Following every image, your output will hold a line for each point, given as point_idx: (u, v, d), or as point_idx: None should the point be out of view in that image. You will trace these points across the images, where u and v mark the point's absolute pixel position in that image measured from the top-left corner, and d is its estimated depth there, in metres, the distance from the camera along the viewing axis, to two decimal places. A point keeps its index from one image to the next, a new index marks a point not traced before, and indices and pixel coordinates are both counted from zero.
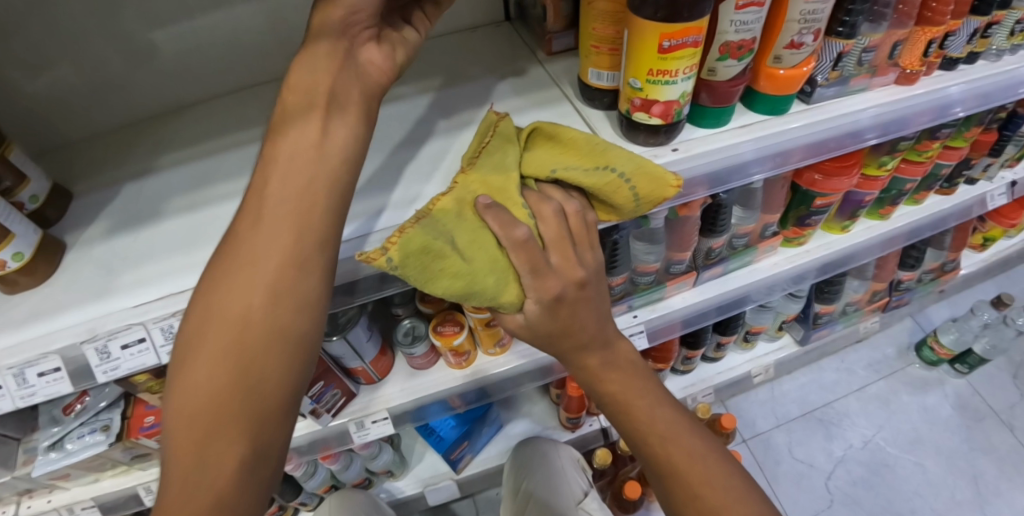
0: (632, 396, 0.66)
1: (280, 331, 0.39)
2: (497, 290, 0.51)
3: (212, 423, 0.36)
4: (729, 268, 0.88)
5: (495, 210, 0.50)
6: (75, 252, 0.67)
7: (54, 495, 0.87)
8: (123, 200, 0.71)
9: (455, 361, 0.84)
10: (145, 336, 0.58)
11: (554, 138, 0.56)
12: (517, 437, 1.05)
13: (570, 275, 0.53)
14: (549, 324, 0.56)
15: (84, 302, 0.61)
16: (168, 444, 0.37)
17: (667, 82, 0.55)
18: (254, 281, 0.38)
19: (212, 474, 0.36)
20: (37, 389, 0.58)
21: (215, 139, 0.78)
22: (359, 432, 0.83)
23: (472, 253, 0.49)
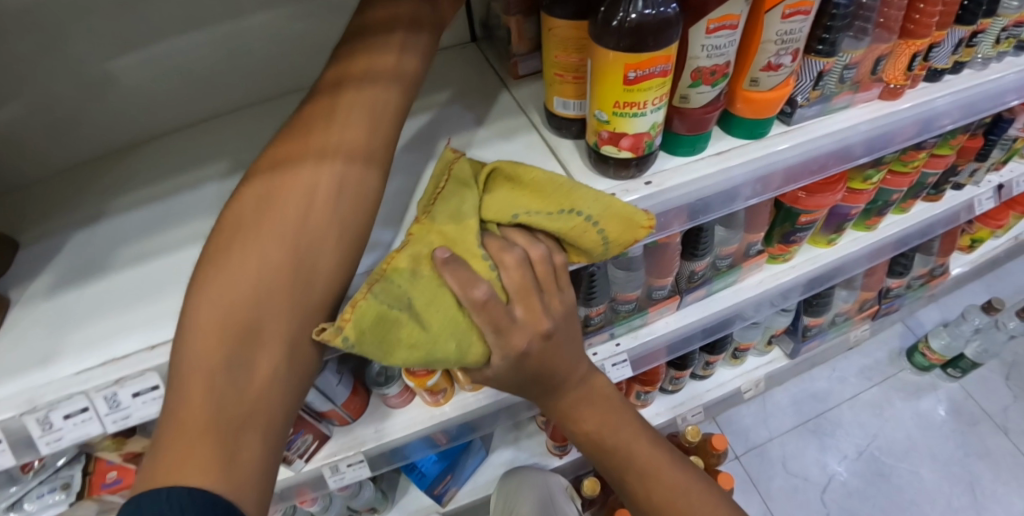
0: (613, 433, 0.62)
1: (306, 266, 0.41)
2: (460, 352, 0.48)
3: (258, 312, 0.38)
4: (712, 289, 0.85)
5: (452, 267, 0.46)
6: (19, 309, 0.61)
7: None
8: (73, 250, 0.66)
9: (431, 399, 0.80)
10: (89, 405, 0.53)
11: (514, 179, 0.52)
12: (504, 466, 1.02)
13: (535, 327, 0.50)
14: (517, 376, 0.53)
15: (27, 367, 0.55)
16: (205, 328, 0.37)
17: (636, 114, 0.52)
18: (284, 222, 0.41)
19: (256, 358, 0.37)
20: None
21: (172, 178, 0.73)
22: (335, 475, 0.79)
23: (431, 318, 0.46)
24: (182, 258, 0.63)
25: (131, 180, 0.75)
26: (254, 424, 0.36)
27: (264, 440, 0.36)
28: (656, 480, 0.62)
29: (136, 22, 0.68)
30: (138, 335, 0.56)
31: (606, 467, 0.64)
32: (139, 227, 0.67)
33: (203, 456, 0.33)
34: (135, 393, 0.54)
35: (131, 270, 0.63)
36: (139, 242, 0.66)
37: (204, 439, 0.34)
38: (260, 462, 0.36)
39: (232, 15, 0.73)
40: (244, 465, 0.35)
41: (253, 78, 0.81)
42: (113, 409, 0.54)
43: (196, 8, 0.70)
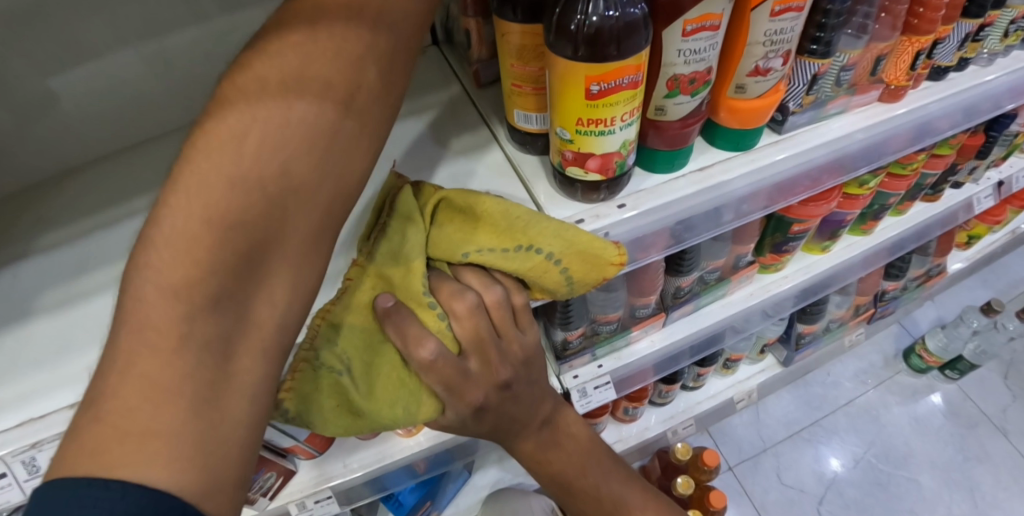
0: (583, 473, 0.57)
1: (316, 203, 0.30)
2: (404, 419, 0.43)
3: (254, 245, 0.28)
4: (699, 304, 0.79)
5: (398, 325, 0.41)
6: None
7: None
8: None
9: (402, 430, 0.75)
10: (5, 471, 0.46)
11: (465, 211, 0.45)
12: (487, 487, 0.98)
13: (492, 379, 0.45)
14: (473, 427, 0.48)
15: None
16: (173, 253, 0.26)
17: (602, 132, 0.46)
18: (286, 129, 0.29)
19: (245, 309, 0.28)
20: None
21: (109, 207, 0.65)
22: (301, 512, 0.75)
23: (369, 383, 0.42)
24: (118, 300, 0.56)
25: (65, 213, 0.65)
26: (237, 387, 0.27)
27: (248, 411, 0.28)
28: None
29: (80, 34, 0.57)
30: (55, 398, 0.48)
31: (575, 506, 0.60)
32: (70, 267, 0.59)
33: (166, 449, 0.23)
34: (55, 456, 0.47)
35: (52, 318, 0.55)
36: (67, 285, 0.58)
37: (172, 413, 0.24)
38: (240, 449, 0.27)
39: (188, 21, 0.62)
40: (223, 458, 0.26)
41: (205, 90, 0.71)
42: (33, 474, 0.48)
43: (145, 16, 0.59)
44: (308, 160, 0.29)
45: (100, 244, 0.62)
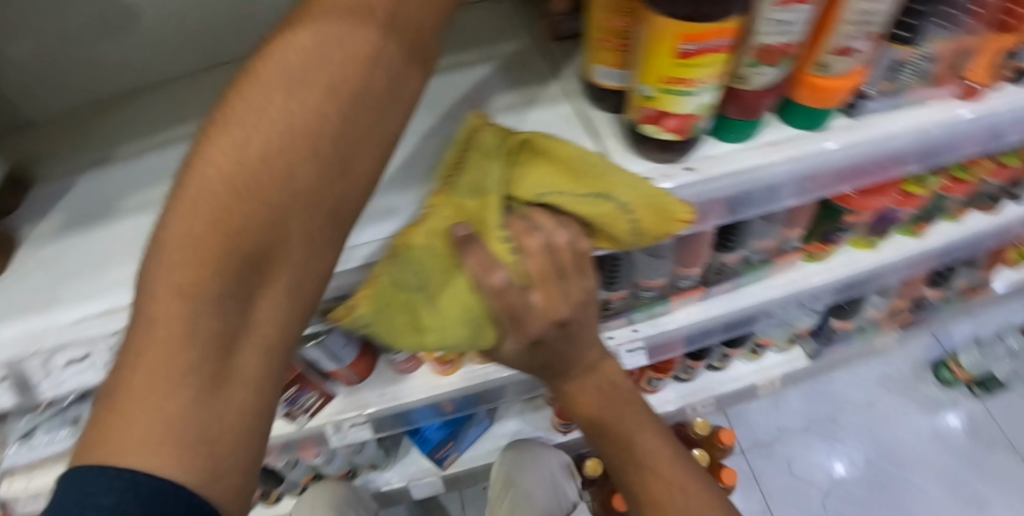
0: (618, 424, 0.59)
1: (309, 218, 0.33)
2: (464, 342, 0.47)
3: (255, 256, 0.31)
4: (741, 282, 0.81)
5: (471, 254, 0.43)
6: (31, 248, 0.60)
7: (32, 479, 0.82)
8: (81, 196, 0.63)
9: (439, 367, 0.77)
10: (89, 352, 0.56)
11: (544, 153, 0.47)
12: (506, 437, 1.00)
13: (549, 315, 0.47)
14: (528, 359, 0.51)
15: (36, 308, 0.55)
16: (172, 264, 0.30)
17: (686, 93, 0.47)
18: (279, 151, 0.31)
19: (237, 313, 0.32)
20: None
21: (187, 123, 0.68)
22: (336, 434, 0.78)
23: (435, 307, 0.45)
24: None
25: (147, 125, 0.69)
26: (235, 384, 0.32)
27: (246, 401, 0.33)
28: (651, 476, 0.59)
29: None
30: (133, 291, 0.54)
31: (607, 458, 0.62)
32: (151, 176, 0.63)
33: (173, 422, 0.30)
34: None
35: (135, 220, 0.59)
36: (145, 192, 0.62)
37: (173, 404, 0.30)
38: (240, 430, 0.33)
39: None
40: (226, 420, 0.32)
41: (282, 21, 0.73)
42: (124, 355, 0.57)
43: None
44: (303, 189, 0.32)
45: (177, 159, 0.65)
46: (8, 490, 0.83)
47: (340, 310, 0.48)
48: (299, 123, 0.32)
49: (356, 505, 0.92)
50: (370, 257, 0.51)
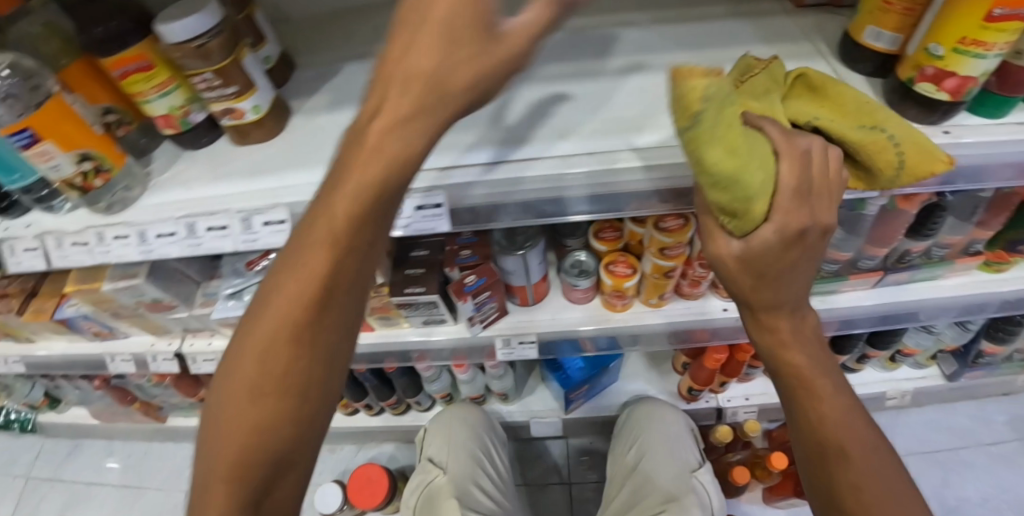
0: (820, 380, 0.48)
1: (308, 343, 0.38)
2: (754, 195, 0.37)
3: (276, 390, 0.38)
4: (916, 276, 0.82)
5: (773, 124, 0.39)
6: (304, 116, 0.66)
7: (213, 339, 0.92)
8: (346, 79, 0.69)
9: (612, 302, 0.80)
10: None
11: (817, 89, 0.51)
12: (629, 395, 1.04)
13: (777, 258, 0.41)
14: (767, 258, 0.41)
15: (315, 164, 0.60)
16: (226, 403, 0.38)
17: (977, 56, 0.49)
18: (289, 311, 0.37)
19: (263, 428, 0.37)
20: (259, 237, 0.59)
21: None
22: (504, 349, 0.84)
23: (748, 142, 0.37)
24: None
25: None
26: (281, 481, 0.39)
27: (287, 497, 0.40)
28: (851, 451, 0.46)
29: None
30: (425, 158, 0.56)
31: (794, 421, 0.50)
32: None
33: (261, 412, 0.37)
34: (418, 207, 0.55)
35: None
36: None
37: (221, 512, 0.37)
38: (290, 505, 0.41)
39: None
40: (299, 419, 0.39)
41: None
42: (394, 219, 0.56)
43: None
44: (303, 337, 0.37)
45: None
46: (192, 347, 0.92)
47: (681, 65, 0.36)
48: (307, 275, 0.36)
49: (490, 430, 1.03)
50: (651, 157, 0.53)
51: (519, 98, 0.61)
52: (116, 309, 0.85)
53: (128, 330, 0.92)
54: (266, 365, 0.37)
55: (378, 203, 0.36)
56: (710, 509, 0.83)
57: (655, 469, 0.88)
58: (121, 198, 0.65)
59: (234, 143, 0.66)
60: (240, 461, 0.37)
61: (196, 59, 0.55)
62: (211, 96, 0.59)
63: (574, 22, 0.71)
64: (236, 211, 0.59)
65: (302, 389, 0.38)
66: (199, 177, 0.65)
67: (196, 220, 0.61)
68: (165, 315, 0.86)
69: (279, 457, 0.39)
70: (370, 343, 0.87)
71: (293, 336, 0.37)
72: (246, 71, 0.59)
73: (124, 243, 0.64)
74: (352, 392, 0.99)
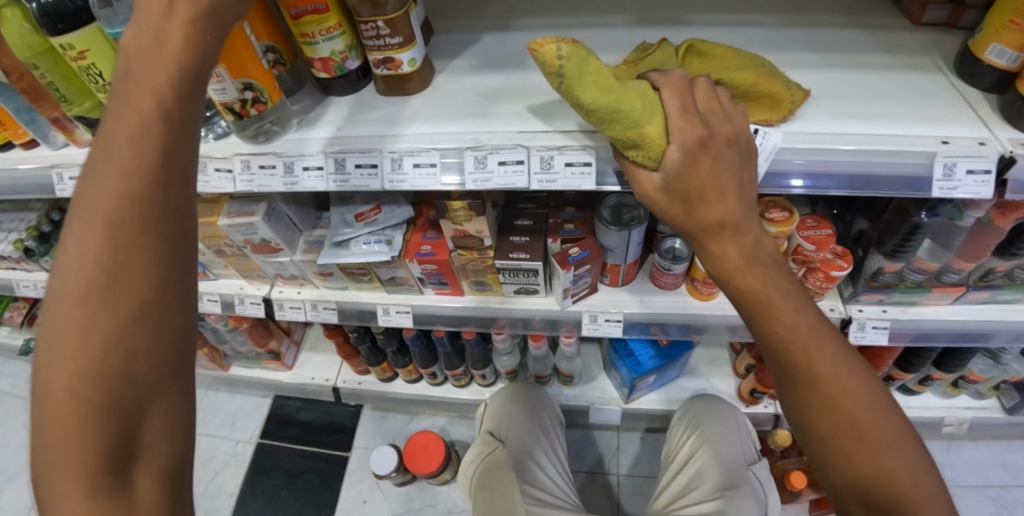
0: (813, 348, 0.47)
1: (161, 221, 0.34)
2: (639, 118, 0.51)
3: (102, 276, 0.32)
4: (996, 297, 0.84)
5: (661, 74, 0.55)
6: (449, 76, 0.71)
7: (302, 288, 0.95)
8: (486, 46, 0.74)
9: (703, 290, 0.83)
10: (524, 159, 0.60)
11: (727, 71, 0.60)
12: (688, 392, 1.06)
13: (716, 214, 0.50)
14: (686, 178, 0.50)
15: (468, 117, 0.64)
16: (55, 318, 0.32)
17: None
18: (113, 183, 0.33)
19: (105, 320, 0.32)
20: (408, 178, 0.63)
21: (572, 14, 0.78)
22: (589, 324, 0.85)
23: (620, 86, 0.53)
24: None
25: (536, 8, 0.80)
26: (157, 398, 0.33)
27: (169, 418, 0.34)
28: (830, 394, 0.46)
29: None
30: (571, 121, 0.62)
31: (785, 395, 0.50)
32: None
33: (104, 338, 0.32)
34: (568, 163, 0.59)
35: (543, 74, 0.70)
36: None
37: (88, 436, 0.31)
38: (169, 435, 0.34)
39: None
40: (155, 353, 0.33)
41: None
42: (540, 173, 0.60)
43: None
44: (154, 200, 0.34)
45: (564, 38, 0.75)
46: (280, 294, 0.95)
47: (536, 40, 0.52)
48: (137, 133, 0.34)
49: (551, 413, 1.02)
50: None
51: None
52: (221, 247, 0.89)
53: (221, 272, 0.96)
54: (95, 293, 0.32)
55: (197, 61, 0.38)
56: (762, 497, 0.87)
57: (715, 454, 0.90)
58: (267, 130, 0.70)
59: (380, 94, 0.72)
60: (91, 406, 0.31)
61: (369, 8, 0.60)
62: (374, 44, 0.64)
63: (701, 18, 0.76)
64: (389, 151, 0.64)
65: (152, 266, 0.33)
66: (347, 119, 0.69)
67: (346, 157, 0.65)
68: (266, 258, 0.89)
69: (137, 383, 0.33)
70: (457, 307, 0.89)
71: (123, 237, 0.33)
72: (411, 24, 0.64)
73: (270, 173, 0.69)
74: (422, 358, 1.01)
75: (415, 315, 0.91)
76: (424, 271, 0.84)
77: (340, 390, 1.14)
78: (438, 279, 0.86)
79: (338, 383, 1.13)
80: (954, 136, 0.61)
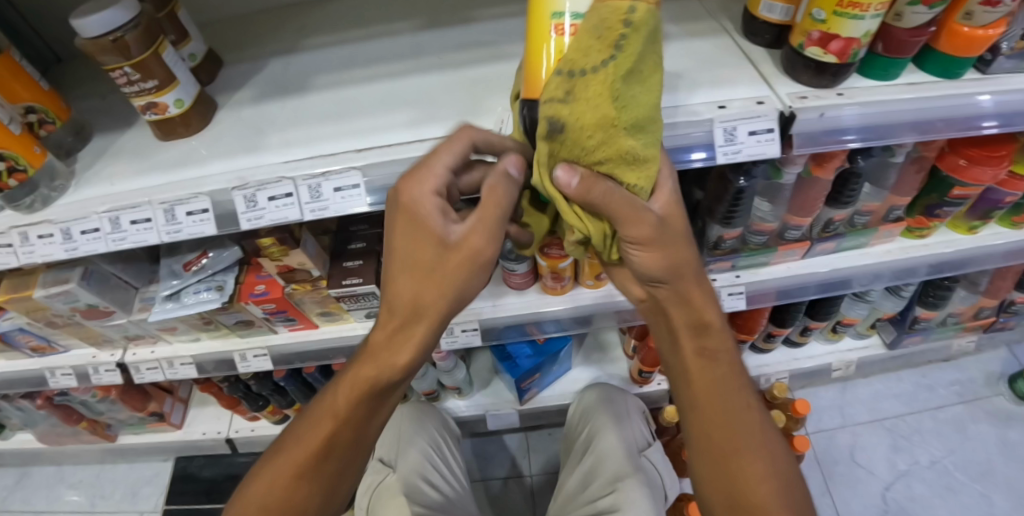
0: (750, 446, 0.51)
1: (383, 387, 0.51)
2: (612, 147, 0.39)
3: (353, 406, 0.52)
4: (843, 245, 0.85)
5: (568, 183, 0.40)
6: (229, 110, 0.68)
7: (157, 347, 0.91)
8: (273, 72, 0.71)
9: (553, 285, 0.81)
10: (292, 191, 0.56)
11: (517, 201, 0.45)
12: (583, 382, 1.05)
13: (701, 314, 0.52)
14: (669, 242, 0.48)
15: (241, 154, 0.61)
16: (329, 396, 0.54)
17: (855, 17, 0.51)
18: (386, 359, 0.49)
19: (343, 428, 0.53)
20: (184, 227, 0.59)
21: (363, 26, 0.75)
22: (448, 337, 0.84)
23: (625, 89, 0.35)
24: (368, 92, 0.65)
25: (327, 25, 0.76)
26: (331, 479, 0.54)
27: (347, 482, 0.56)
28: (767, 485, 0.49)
29: None
30: (343, 141, 0.60)
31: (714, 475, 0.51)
32: (336, 62, 0.70)
33: (341, 443, 0.53)
34: (336, 188, 0.56)
35: (327, 93, 0.66)
36: (332, 72, 0.69)
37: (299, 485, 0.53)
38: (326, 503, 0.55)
39: None
40: (339, 453, 0.54)
41: None
42: (313, 202, 0.57)
43: None
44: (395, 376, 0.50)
45: (362, 50, 0.72)
46: (134, 356, 0.90)
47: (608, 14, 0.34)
48: (412, 311, 0.47)
49: (443, 427, 0.99)
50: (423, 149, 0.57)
51: (378, 93, 0.65)
52: (52, 320, 0.83)
53: (67, 343, 0.90)
54: (323, 460, 0.54)
55: (469, 258, 0.45)
56: (659, 484, 0.84)
57: (608, 446, 0.88)
58: (44, 197, 0.65)
59: (158, 139, 0.67)
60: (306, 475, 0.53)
61: (110, 54, 0.56)
62: (130, 90, 0.59)
63: (491, 12, 0.74)
64: (159, 202, 0.60)
65: (376, 411, 0.54)
66: (124, 172, 0.65)
67: (120, 214, 0.61)
68: (102, 323, 0.84)
69: (329, 465, 0.54)
70: (314, 341, 0.86)
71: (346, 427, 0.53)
72: (167, 64, 0.60)
73: (49, 242, 0.64)
74: (305, 393, 0.99)
75: (273, 357, 0.87)
76: (266, 311, 0.81)
77: (234, 441, 1.10)
78: (284, 316, 0.82)
79: (230, 434, 1.08)
80: (731, 99, 0.60)
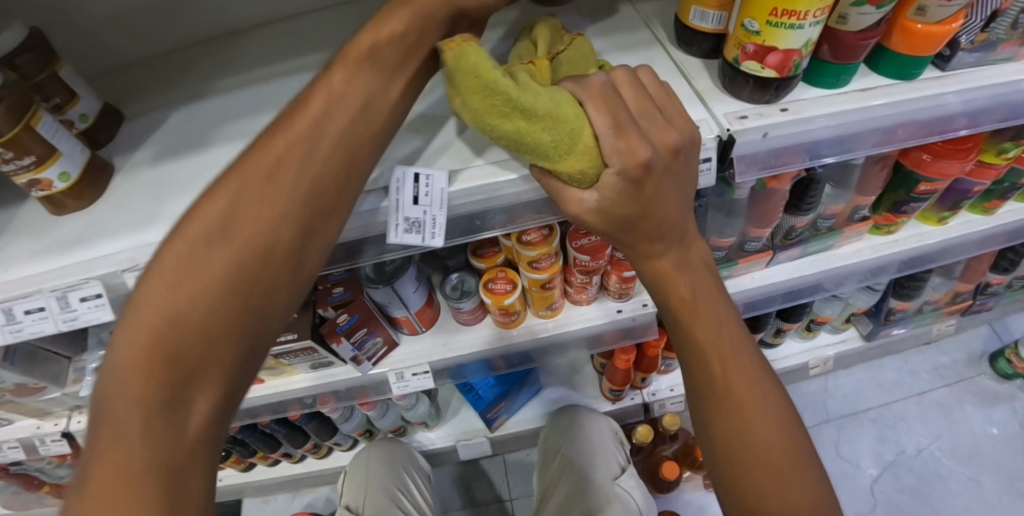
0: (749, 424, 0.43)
1: (295, 216, 0.36)
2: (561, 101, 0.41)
3: (249, 234, 0.34)
4: (808, 250, 0.81)
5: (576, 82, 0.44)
6: (127, 174, 0.62)
7: None
8: (174, 125, 0.65)
9: (503, 320, 0.76)
10: None
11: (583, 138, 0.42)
12: (554, 402, 1.02)
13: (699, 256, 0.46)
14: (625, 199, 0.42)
15: (136, 227, 0.56)
16: (202, 227, 0.33)
17: (792, 26, 0.46)
18: (298, 172, 0.36)
19: (219, 259, 0.33)
20: (80, 314, 0.55)
21: (271, 63, 0.69)
22: (398, 383, 0.80)
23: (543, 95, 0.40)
24: None
25: (233, 66, 0.70)
26: (194, 377, 0.31)
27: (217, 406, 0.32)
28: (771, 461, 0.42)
29: None
30: None
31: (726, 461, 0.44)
32: (242, 109, 0.64)
33: (213, 288, 0.32)
34: None
35: (230, 147, 0.61)
36: (239, 121, 0.63)
37: (150, 385, 0.30)
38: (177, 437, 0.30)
39: None
40: (217, 324, 0.32)
41: None
42: None
43: None
44: (308, 207, 0.37)
45: (268, 92, 0.65)
46: (79, 424, 0.86)
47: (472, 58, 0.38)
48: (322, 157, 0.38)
49: (410, 466, 0.94)
50: None
51: None
52: None
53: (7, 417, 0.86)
54: (204, 321, 0.32)
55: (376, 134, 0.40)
56: (633, 509, 0.81)
57: (581, 474, 0.85)
58: None
59: (53, 214, 0.61)
60: (160, 358, 0.30)
61: None
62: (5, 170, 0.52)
63: None
64: (49, 290, 0.54)
65: (279, 262, 0.35)
66: (16, 254, 0.59)
67: (12, 306, 0.55)
68: (37, 398, 0.80)
69: (196, 341, 0.32)
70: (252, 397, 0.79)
71: (205, 343, 0.32)
72: (45, 137, 0.52)
73: None
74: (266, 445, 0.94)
75: None
76: None
77: None
78: None
79: None
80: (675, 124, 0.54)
